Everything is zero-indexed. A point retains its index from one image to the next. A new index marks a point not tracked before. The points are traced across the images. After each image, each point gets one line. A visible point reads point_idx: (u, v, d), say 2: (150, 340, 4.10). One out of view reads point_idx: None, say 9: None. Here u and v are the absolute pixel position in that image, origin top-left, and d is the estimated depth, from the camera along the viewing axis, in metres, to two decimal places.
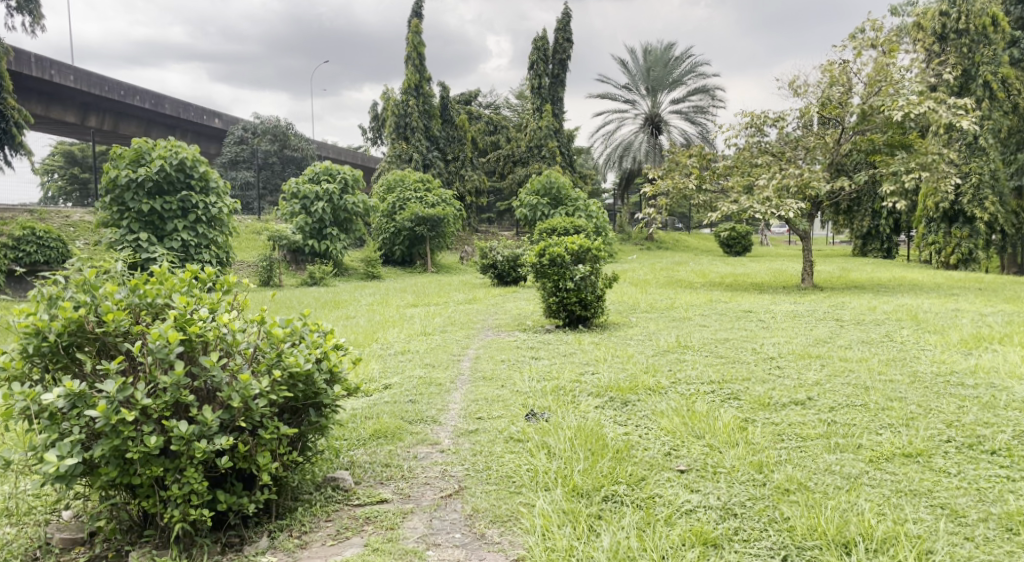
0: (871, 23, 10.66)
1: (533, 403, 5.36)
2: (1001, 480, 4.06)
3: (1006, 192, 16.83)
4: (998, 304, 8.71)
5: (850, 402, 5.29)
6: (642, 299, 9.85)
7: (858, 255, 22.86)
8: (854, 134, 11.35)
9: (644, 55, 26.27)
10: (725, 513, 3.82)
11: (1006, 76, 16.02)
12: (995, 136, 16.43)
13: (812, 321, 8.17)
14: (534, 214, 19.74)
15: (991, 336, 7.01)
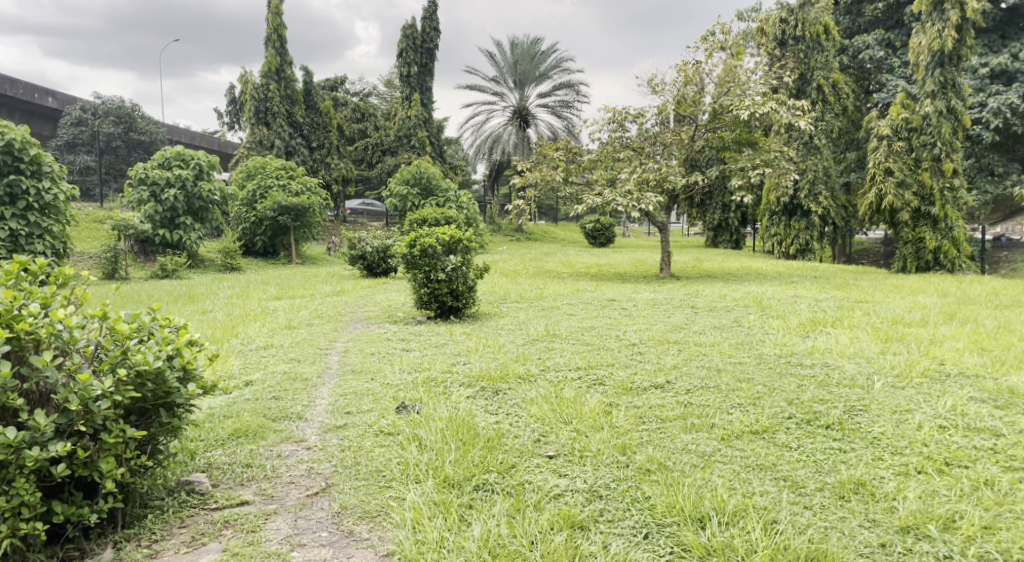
0: (721, 27, 11.30)
1: (404, 396, 5.29)
2: (834, 451, 4.45)
3: (836, 189, 18.47)
4: (831, 291, 9.57)
5: (704, 384, 5.62)
6: (513, 289, 9.96)
7: (709, 246, 24.35)
8: (706, 132, 12.02)
9: (511, 49, 26.56)
10: (591, 496, 3.95)
11: (835, 81, 17.68)
12: (827, 137, 17.96)
13: (670, 308, 8.62)
14: (404, 204, 19.46)
15: (825, 320, 7.69)
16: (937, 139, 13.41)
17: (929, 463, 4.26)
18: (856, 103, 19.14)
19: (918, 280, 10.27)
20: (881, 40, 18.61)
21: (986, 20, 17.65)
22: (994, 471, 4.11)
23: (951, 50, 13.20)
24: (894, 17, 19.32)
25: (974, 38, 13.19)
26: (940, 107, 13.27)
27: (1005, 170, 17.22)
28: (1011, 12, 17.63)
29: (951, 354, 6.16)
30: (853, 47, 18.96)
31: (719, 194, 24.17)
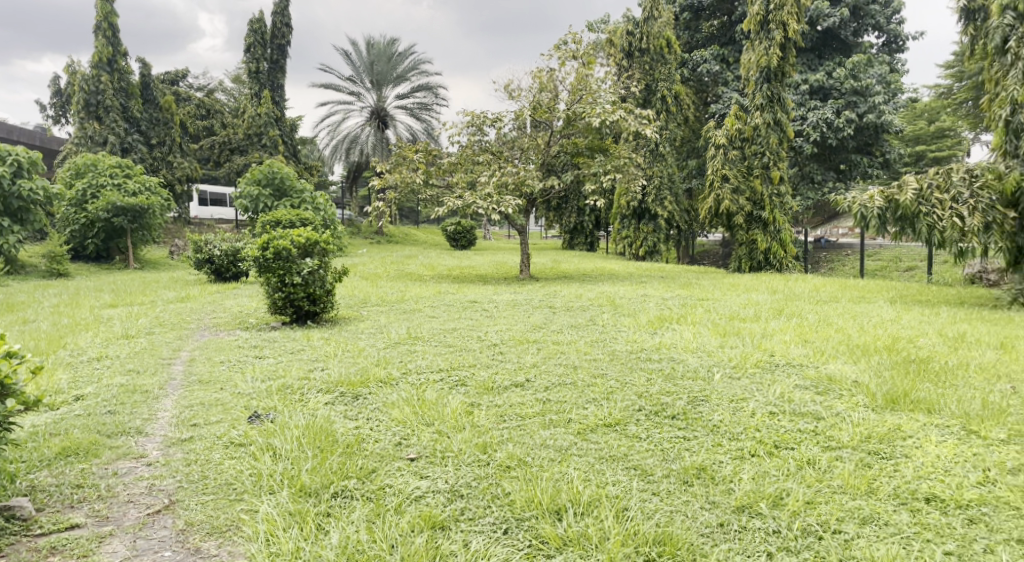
0: (573, 37, 11.73)
1: (257, 405, 5.06)
2: (679, 439, 4.75)
3: (679, 194, 19.71)
4: (676, 290, 10.20)
5: (562, 381, 5.81)
6: (373, 293, 9.80)
7: (566, 248, 25.20)
8: (561, 137, 12.42)
9: (367, 48, 26.15)
10: (452, 496, 3.98)
11: (677, 93, 18.84)
12: (671, 145, 19.11)
13: (530, 309, 8.83)
14: (256, 205, 18.62)
15: (672, 317, 8.18)
16: (767, 149, 14.66)
17: (762, 446, 4.62)
18: (696, 113, 20.49)
19: (752, 279, 11.15)
20: (716, 56, 20.07)
21: (804, 40, 19.41)
22: (815, 450, 4.52)
23: (777, 67, 14.45)
24: (727, 35, 20.89)
25: (795, 57, 14.52)
26: (768, 120, 14.53)
27: (823, 178, 19.24)
28: (826, 35, 19.55)
29: (780, 346, 6.75)
30: (692, 62, 20.34)
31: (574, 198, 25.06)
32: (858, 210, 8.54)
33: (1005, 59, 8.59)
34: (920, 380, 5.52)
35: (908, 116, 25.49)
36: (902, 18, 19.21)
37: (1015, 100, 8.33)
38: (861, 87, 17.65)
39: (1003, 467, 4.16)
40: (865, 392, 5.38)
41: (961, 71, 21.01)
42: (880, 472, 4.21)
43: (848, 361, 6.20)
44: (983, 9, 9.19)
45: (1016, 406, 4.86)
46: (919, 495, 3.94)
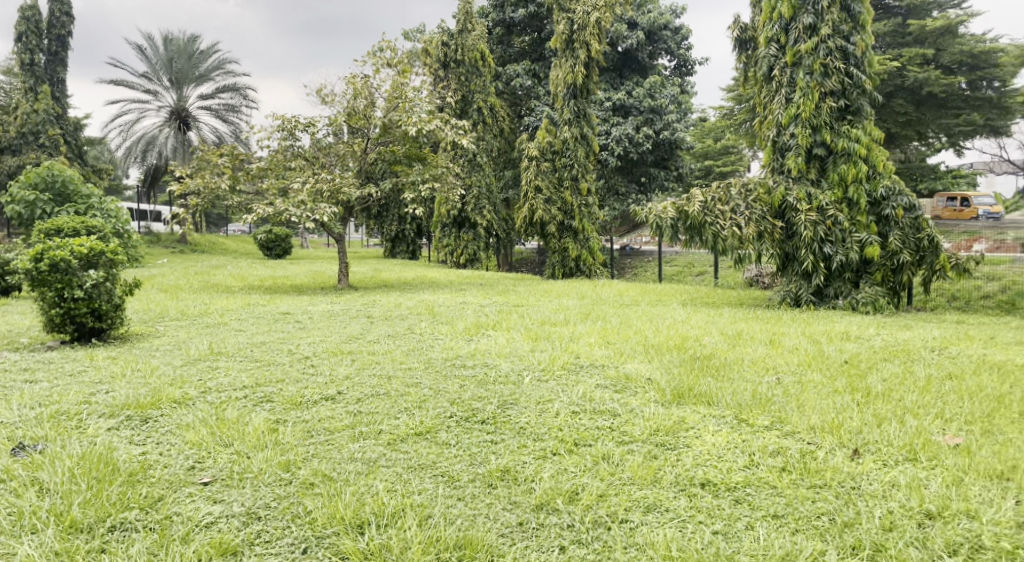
0: (386, 45, 11.64)
1: (24, 435, 4.54)
2: (487, 444, 4.86)
3: (496, 204, 20.23)
4: (493, 297, 10.46)
5: (374, 391, 5.75)
6: (171, 307, 9.12)
7: (388, 256, 25.03)
8: (377, 145, 12.30)
9: (164, 44, 24.43)
10: (248, 518, 3.81)
11: (492, 104, 19.36)
12: (488, 155, 19.58)
13: (346, 319, 8.65)
14: (32, 212, 16.69)
15: (487, 323, 8.37)
16: (575, 162, 15.50)
17: (563, 445, 4.86)
18: (510, 125, 21.15)
19: (564, 285, 11.69)
20: (528, 71, 20.95)
21: (606, 60, 20.62)
22: (610, 445, 4.82)
23: (582, 84, 15.33)
24: (538, 51, 21.88)
25: (598, 76, 15.50)
26: (576, 134, 15.38)
27: (626, 191, 20.53)
28: (626, 56, 21.00)
29: (585, 349, 7.14)
30: (506, 75, 21.10)
31: (395, 206, 24.91)
32: (654, 220, 9.18)
33: (771, 85, 9.78)
34: (703, 375, 6.07)
35: (698, 134, 28.07)
36: (690, 44, 21.26)
37: (779, 122, 9.46)
38: (657, 106, 19.19)
39: (765, 450, 4.58)
40: (657, 389, 5.82)
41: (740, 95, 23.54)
42: (664, 462, 4.55)
43: (644, 360, 6.68)
44: (753, 40, 10.44)
45: (778, 395, 5.45)
46: (696, 481, 4.28)
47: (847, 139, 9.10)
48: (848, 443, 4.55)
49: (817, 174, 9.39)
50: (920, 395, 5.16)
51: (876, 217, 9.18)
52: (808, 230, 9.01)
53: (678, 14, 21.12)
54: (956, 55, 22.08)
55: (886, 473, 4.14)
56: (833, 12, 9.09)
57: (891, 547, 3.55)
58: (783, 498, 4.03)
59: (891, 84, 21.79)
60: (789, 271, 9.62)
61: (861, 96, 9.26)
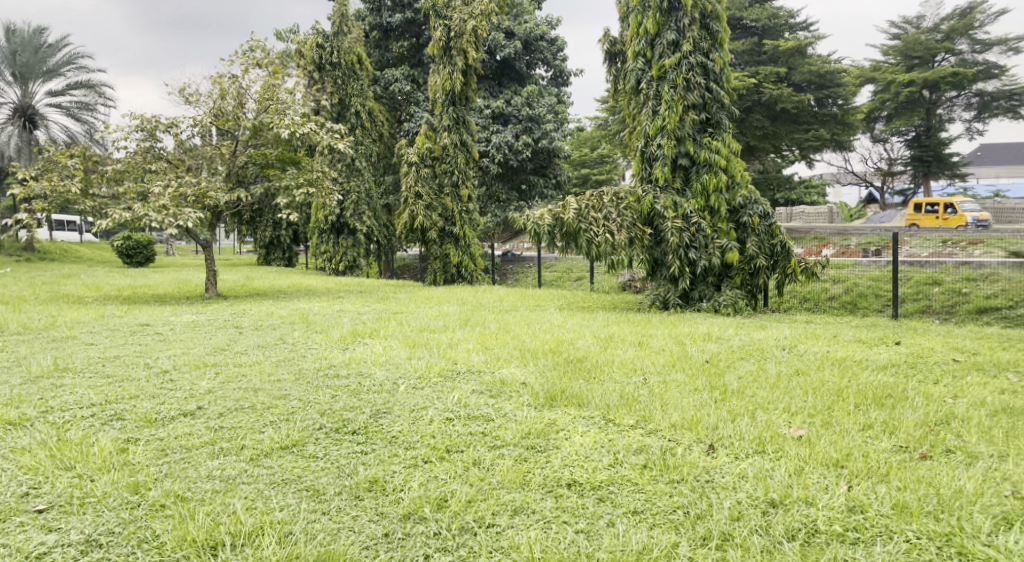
0: (257, 45, 11.24)
1: None
2: (357, 455, 4.73)
3: (375, 210, 19.96)
4: (372, 304, 10.30)
5: (238, 405, 5.50)
6: (11, 320, 8.37)
7: (262, 264, 24.24)
8: (247, 148, 11.84)
9: (6, 35, 22.51)
10: (87, 547, 3.59)
11: (370, 109, 19.10)
12: (366, 160, 19.27)
13: (212, 329, 8.25)
14: None
15: (364, 331, 8.21)
16: (455, 168, 15.57)
17: (434, 452, 4.77)
18: (389, 130, 20.90)
19: (443, 291, 11.69)
20: (406, 76, 20.96)
21: (484, 68, 20.83)
22: (482, 450, 4.77)
23: (460, 91, 15.42)
24: (416, 56, 21.90)
25: (476, 83, 15.66)
26: (455, 141, 15.45)
27: (507, 198, 20.72)
28: (504, 65, 21.29)
29: (462, 355, 7.13)
30: (384, 80, 20.95)
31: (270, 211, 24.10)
32: (532, 226, 9.30)
33: (639, 97, 10.19)
34: (576, 378, 6.19)
35: (576, 143, 28.86)
36: (565, 56, 21.92)
37: (647, 133, 9.87)
38: (535, 114, 19.65)
39: (629, 449, 4.65)
40: (530, 393, 5.90)
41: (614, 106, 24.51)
42: (534, 464, 4.55)
43: (520, 365, 6.75)
44: (622, 53, 10.88)
45: (644, 394, 5.65)
46: (563, 482, 4.28)
47: (708, 150, 9.65)
48: (705, 438, 4.73)
49: (682, 184, 9.84)
50: (770, 391, 5.49)
51: (734, 224, 9.78)
52: (674, 237, 9.45)
53: (553, 25, 21.70)
54: (805, 75, 23.95)
55: (736, 465, 4.29)
56: (694, 29, 9.60)
57: (738, 536, 3.61)
58: (643, 494, 4.11)
59: (750, 100, 23.30)
60: (658, 276, 10.05)
61: (721, 110, 9.86)
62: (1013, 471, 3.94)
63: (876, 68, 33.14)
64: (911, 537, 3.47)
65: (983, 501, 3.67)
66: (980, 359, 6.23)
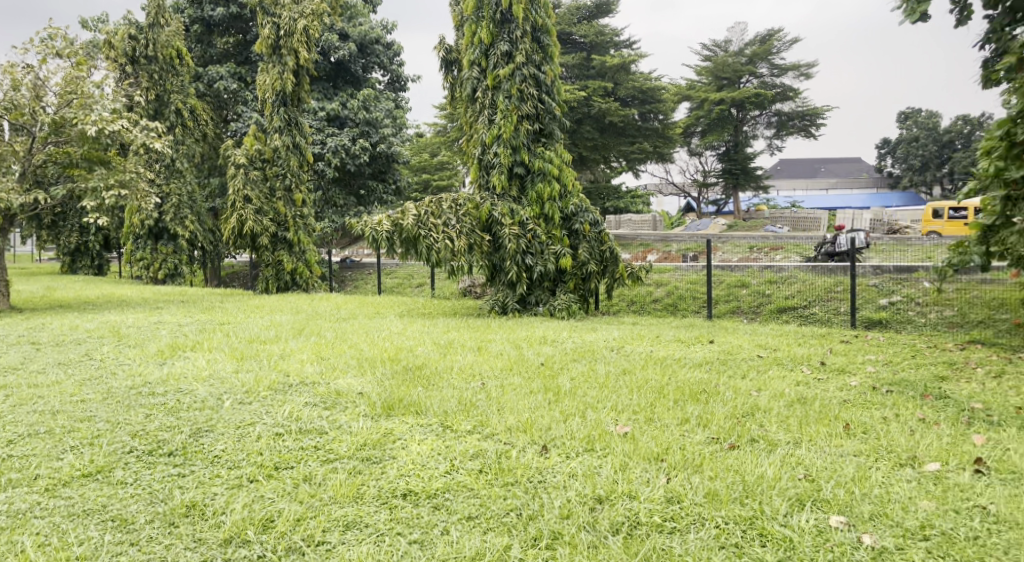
0: (56, 32, 10.16)
1: None
2: (173, 478, 4.35)
3: (199, 214, 18.74)
4: (195, 314, 9.63)
5: (32, 431, 4.92)
6: None
7: (66, 273, 22.02)
8: (47, 146, 10.68)
9: None
10: None
11: (192, 107, 17.90)
12: (189, 160, 18.01)
13: (2, 347, 7.33)
14: None
15: (185, 344, 7.65)
16: (288, 171, 14.98)
17: (261, 470, 4.45)
18: (215, 130, 19.67)
19: (275, 300, 11.17)
20: (232, 74, 19.93)
21: (317, 69, 20.20)
22: (313, 465, 4.49)
23: (292, 92, 14.85)
24: (243, 54, 20.89)
25: (309, 85, 15.17)
26: (287, 143, 14.84)
27: (344, 203, 20.09)
28: (338, 67, 20.71)
29: (295, 366, 6.81)
30: (208, 77, 19.78)
31: (75, 215, 21.90)
32: (370, 232, 9.03)
33: (475, 105, 10.29)
34: (414, 385, 6.04)
35: (414, 149, 28.74)
36: (401, 61, 21.80)
37: (484, 141, 9.98)
38: (372, 119, 19.56)
39: (465, 454, 4.54)
40: (367, 402, 5.60)
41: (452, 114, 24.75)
42: (369, 476, 4.34)
43: (356, 374, 6.50)
44: (458, 62, 10.98)
45: (481, 399, 5.55)
46: (397, 493, 4.13)
47: (542, 159, 10.00)
48: (538, 440, 4.69)
49: (518, 192, 10.11)
50: (600, 391, 5.71)
51: (568, 231, 10.22)
52: (512, 243, 9.67)
53: (389, 29, 21.50)
54: (630, 90, 25.44)
55: (567, 464, 4.31)
56: (526, 42, 9.88)
57: (566, 534, 3.65)
58: (478, 499, 4.03)
59: (580, 112, 24.33)
60: (497, 281, 10.21)
61: (552, 121, 10.28)
62: (806, 455, 4.30)
63: (692, 86, 35.92)
64: (720, 523, 3.63)
65: (781, 484, 3.92)
66: (780, 355, 6.89)
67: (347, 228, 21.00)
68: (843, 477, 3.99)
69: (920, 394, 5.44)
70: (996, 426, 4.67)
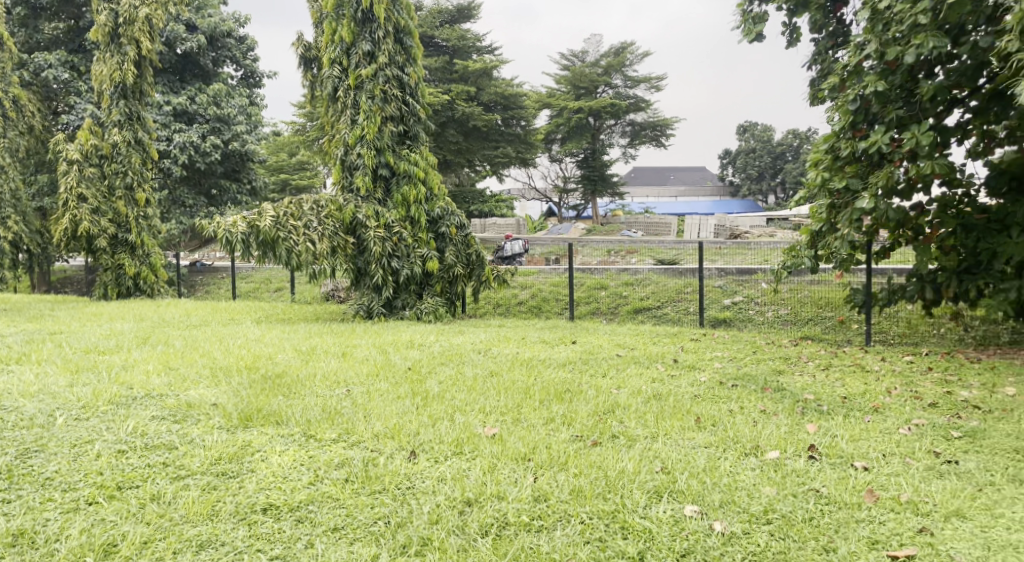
0: None
1: None
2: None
3: (24, 213, 16.96)
4: (21, 324, 8.70)
5: None
6: None
7: None
8: None
9: None
10: None
11: (15, 95, 16.16)
12: (12, 155, 16.29)
13: None
14: None
15: (7, 357, 6.88)
16: (128, 169, 13.90)
17: (101, 491, 4.08)
18: (43, 122, 17.86)
19: (116, 306, 10.30)
20: (63, 62, 18.25)
21: (161, 61, 18.79)
22: (162, 484, 4.17)
23: (132, 85, 13.79)
24: (76, 41, 19.19)
25: (153, 77, 14.17)
26: (128, 138, 13.76)
27: (194, 203, 18.89)
28: (185, 59, 19.46)
29: (140, 377, 6.30)
30: (34, 64, 18.00)
31: None
32: (223, 234, 8.53)
33: (336, 106, 9.97)
34: (274, 394, 5.77)
35: (271, 148, 27.59)
36: (255, 56, 20.84)
37: (345, 142, 9.72)
38: (224, 115, 18.65)
39: (330, 464, 4.38)
40: (222, 414, 5.28)
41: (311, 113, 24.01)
42: (224, 492, 4.09)
43: (209, 385, 6.11)
44: (317, 60, 10.65)
45: (347, 406, 5.39)
46: (257, 508, 3.93)
47: (406, 162, 9.92)
48: (406, 446, 4.63)
49: (383, 194, 9.97)
50: (468, 394, 5.73)
51: (434, 234, 10.21)
52: (377, 246, 9.53)
53: (241, 23, 20.49)
54: (492, 96, 25.81)
55: (436, 469, 4.29)
56: (388, 43, 9.74)
57: (436, 539, 3.63)
58: (344, 509, 3.91)
59: (444, 115, 24.31)
60: (361, 285, 10.00)
61: (416, 124, 10.22)
62: (663, 449, 4.54)
63: (551, 94, 36.94)
64: (585, 519, 3.74)
65: (641, 478, 4.11)
66: (637, 353, 7.23)
67: (197, 229, 19.78)
68: (696, 469, 4.23)
69: (761, 387, 5.90)
70: (824, 414, 5.15)
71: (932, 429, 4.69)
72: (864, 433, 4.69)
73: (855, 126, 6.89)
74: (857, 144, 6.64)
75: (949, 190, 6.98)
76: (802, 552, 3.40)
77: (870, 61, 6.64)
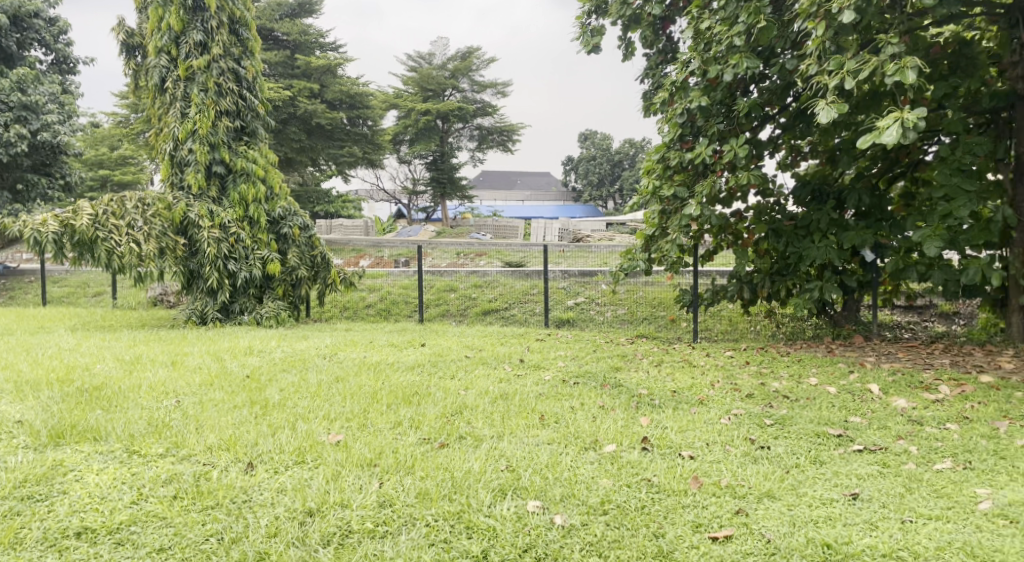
0: None
1: None
2: None
3: None
4: None
5: None
6: None
7: None
8: None
9: None
10: None
11: None
12: None
13: None
14: None
15: None
16: None
17: None
18: None
19: None
20: None
21: None
22: None
23: None
24: None
25: None
26: None
27: None
28: None
29: None
30: None
31: None
32: (30, 234, 7.80)
33: (163, 97, 9.24)
34: (91, 408, 5.27)
35: (89, 141, 25.22)
36: (68, 40, 18.97)
37: (175, 136, 9.09)
38: (30, 102, 16.71)
39: (156, 481, 4.07)
40: (29, 431, 4.75)
41: (137, 104, 22.19)
42: (29, 518, 3.69)
43: (13, 401, 5.47)
44: (141, 47, 9.87)
45: (176, 418, 5.03)
46: (69, 533, 3.59)
47: (244, 159, 9.44)
48: (243, 457, 4.40)
49: (218, 192, 9.43)
50: (311, 400, 5.54)
51: (275, 235, 9.80)
52: (211, 247, 9.01)
53: (52, 2, 18.57)
54: (336, 94, 25.21)
55: (275, 479, 4.11)
56: (222, 33, 9.22)
57: (274, 552, 3.49)
58: (171, 528, 3.66)
59: (285, 112, 23.35)
60: (194, 288, 9.40)
61: (254, 119, 9.76)
62: (508, 447, 4.63)
63: (398, 95, 36.63)
64: (430, 521, 3.75)
65: (486, 477, 4.17)
66: (485, 354, 7.34)
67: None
68: (539, 466, 4.36)
69: (600, 384, 6.18)
70: (656, 407, 5.50)
71: (748, 417, 5.14)
72: (690, 424, 5.04)
73: (683, 138, 7.40)
74: (685, 155, 7.15)
75: (764, 199, 7.67)
76: (634, 539, 3.60)
77: (695, 78, 7.18)
